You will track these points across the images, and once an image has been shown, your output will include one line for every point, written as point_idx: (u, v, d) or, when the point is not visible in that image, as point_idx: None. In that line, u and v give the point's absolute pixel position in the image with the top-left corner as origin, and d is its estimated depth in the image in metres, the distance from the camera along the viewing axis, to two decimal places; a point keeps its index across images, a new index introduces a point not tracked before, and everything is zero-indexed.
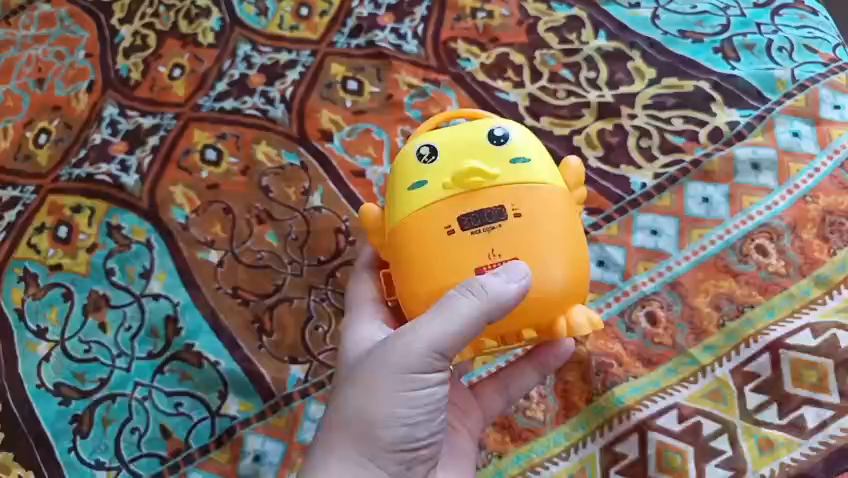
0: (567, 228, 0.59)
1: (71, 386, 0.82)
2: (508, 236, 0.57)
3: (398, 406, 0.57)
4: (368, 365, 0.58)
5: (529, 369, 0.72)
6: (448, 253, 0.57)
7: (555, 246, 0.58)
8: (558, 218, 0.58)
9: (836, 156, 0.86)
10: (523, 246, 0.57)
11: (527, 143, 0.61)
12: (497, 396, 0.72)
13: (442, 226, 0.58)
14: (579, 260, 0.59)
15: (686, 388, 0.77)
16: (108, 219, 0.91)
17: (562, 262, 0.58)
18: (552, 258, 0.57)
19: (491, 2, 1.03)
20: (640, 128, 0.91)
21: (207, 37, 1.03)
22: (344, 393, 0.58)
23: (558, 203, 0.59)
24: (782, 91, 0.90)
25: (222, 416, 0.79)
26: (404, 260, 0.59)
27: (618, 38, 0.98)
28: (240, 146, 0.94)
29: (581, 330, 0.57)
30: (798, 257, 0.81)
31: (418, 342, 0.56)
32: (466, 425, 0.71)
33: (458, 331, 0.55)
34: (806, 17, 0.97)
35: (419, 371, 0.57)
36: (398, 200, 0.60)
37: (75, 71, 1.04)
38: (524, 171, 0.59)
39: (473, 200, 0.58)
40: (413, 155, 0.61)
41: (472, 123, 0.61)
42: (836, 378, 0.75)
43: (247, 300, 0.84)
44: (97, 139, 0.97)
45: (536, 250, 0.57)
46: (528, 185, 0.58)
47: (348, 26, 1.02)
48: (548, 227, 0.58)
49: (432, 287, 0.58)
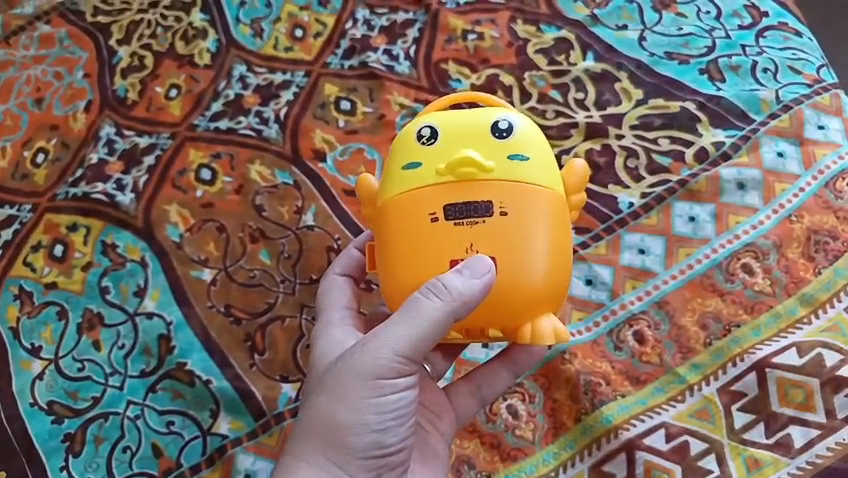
0: (553, 233, 0.59)
1: (64, 405, 0.82)
2: (490, 233, 0.58)
3: (366, 411, 0.57)
4: (335, 372, 0.58)
5: (504, 370, 0.72)
6: (429, 240, 0.58)
7: (536, 249, 0.58)
8: (544, 223, 0.59)
9: (819, 177, 0.88)
10: (503, 244, 0.58)
11: (533, 139, 0.60)
12: (470, 398, 0.73)
13: (426, 212, 0.59)
14: (557, 267, 0.59)
15: (673, 407, 0.79)
16: (103, 237, 0.91)
17: (541, 266, 0.58)
18: (531, 260, 0.58)
19: (481, 25, 1.04)
20: (628, 148, 0.92)
21: (203, 58, 1.04)
22: (311, 399, 0.59)
23: (546, 206, 0.59)
24: (766, 112, 0.93)
25: (213, 435, 0.79)
26: (387, 240, 0.60)
27: (605, 59, 0.99)
28: (234, 166, 0.94)
29: (544, 339, 0.58)
30: (784, 276, 0.84)
31: (385, 348, 0.56)
32: (439, 427, 0.70)
33: (424, 333, 0.56)
34: (790, 39, 0.99)
35: (386, 377, 0.57)
36: (391, 176, 0.61)
37: (73, 91, 1.03)
38: (519, 169, 0.59)
39: (462, 190, 0.58)
40: (415, 130, 0.61)
41: (484, 109, 0.61)
42: (821, 397, 0.77)
43: (239, 319, 0.85)
44: (94, 159, 0.96)
45: (514, 250, 0.58)
46: (519, 184, 0.59)
47: (341, 48, 1.03)
48: (532, 230, 0.58)
49: (407, 271, 0.59)
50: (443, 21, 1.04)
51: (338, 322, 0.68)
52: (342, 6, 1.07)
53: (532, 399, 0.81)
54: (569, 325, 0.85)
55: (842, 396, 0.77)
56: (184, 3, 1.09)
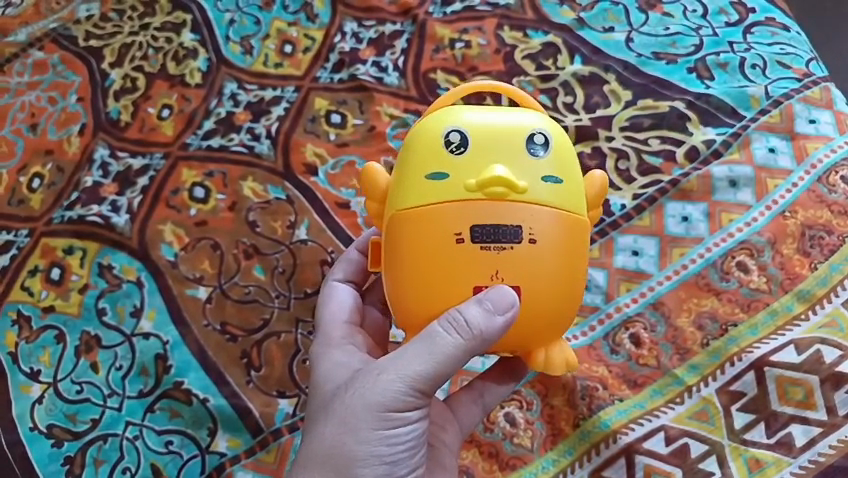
0: (574, 262, 0.59)
1: (63, 428, 0.82)
2: (518, 260, 0.56)
3: (378, 443, 0.58)
4: (346, 402, 0.58)
5: (506, 379, 0.73)
6: (453, 261, 0.57)
7: (559, 278, 0.58)
8: (568, 250, 0.58)
9: (812, 172, 0.88)
10: (529, 273, 0.57)
11: (564, 159, 0.59)
12: (473, 407, 0.72)
13: (453, 231, 0.57)
14: (572, 296, 0.59)
15: (672, 410, 0.78)
16: (99, 259, 0.91)
17: (559, 295, 0.58)
18: (552, 290, 0.58)
19: (468, 33, 1.04)
20: (618, 150, 0.92)
21: (194, 78, 1.05)
22: (320, 428, 0.59)
23: (570, 231, 0.58)
24: (756, 108, 0.93)
25: (212, 453, 0.80)
26: (405, 255, 0.58)
27: (593, 62, 0.99)
28: (227, 183, 0.95)
29: (555, 369, 0.60)
30: (779, 273, 0.83)
31: (399, 379, 0.56)
32: (444, 439, 0.69)
33: (440, 365, 0.56)
34: (778, 34, 0.99)
35: (399, 409, 0.57)
36: (411, 181, 0.59)
37: (67, 115, 1.04)
38: (550, 192, 0.58)
39: (492, 210, 0.56)
40: (443, 134, 0.59)
41: (515, 116, 0.59)
42: (821, 394, 0.76)
43: (234, 336, 0.85)
44: (89, 182, 0.97)
45: (538, 279, 0.57)
46: (549, 207, 0.57)
47: (330, 61, 1.04)
48: (557, 258, 0.57)
49: (422, 296, 0.58)
50: (430, 31, 1.05)
51: (339, 343, 0.67)
52: (330, 21, 1.08)
53: (529, 406, 0.80)
54: (564, 329, 0.84)
55: (842, 393, 0.76)
56: (174, 24, 1.10)
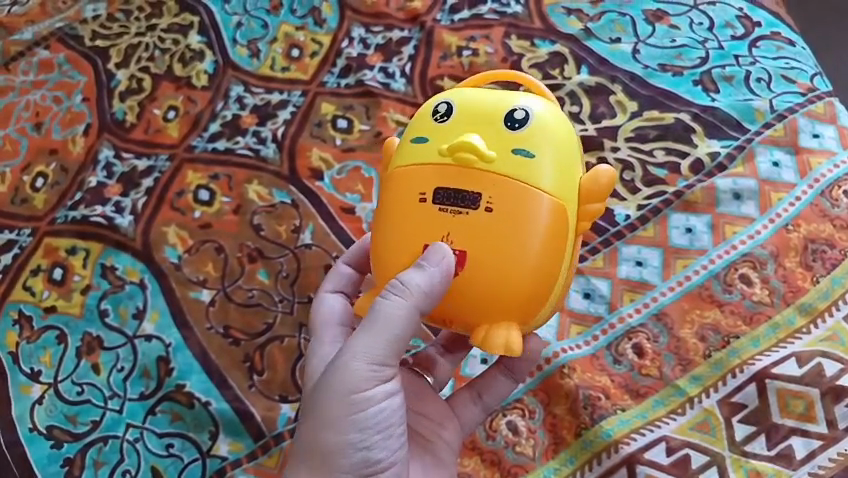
0: (540, 242, 0.55)
1: (63, 430, 0.82)
2: (473, 227, 0.55)
3: (349, 430, 0.56)
4: (312, 397, 0.57)
5: (502, 375, 0.73)
6: (413, 221, 0.56)
7: (514, 252, 0.54)
8: (529, 225, 0.55)
9: (815, 186, 0.88)
10: (481, 240, 0.55)
11: (547, 137, 0.56)
12: (473, 407, 0.72)
13: (417, 191, 0.56)
14: (535, 278, 0.55)
15: (674, 420, 0.78)
16: (102, 260, 0.91)
17: (513, 271, 0.55)
18: (503, 263, 0.55)
19: (475, 41, 1.04)
20: (623, 161, 0.93)
21: (201, 80, 1.04)
22: (296, 431, 0.57)
23: (538, 207, 0.55)
24: (761, 121, 0.93)
25: (213, 457, 0.79)
26: (381, 216, 0.58)
27: (599, 72, 1.00)
28: (232, 187, 0.95)
29: (492, 350, 0.55)
30: (782, 285, 0.83)
31: (354, 357, 0.55)
32: (442, 436, 0.69)
33: (390, 332, 0.55)
34: (783, 48, 1.00)
35: (363, 389, 0.56)
36: (401, 146, 0.59)
37: (72, 115, 1.03)
38: (519, 165, 0.55)
39: (455, 174, 0.55)
40: (436, 104, 0.59)
41: (509, 95, 0.58)
42: (822, 407, 0.77)
43: (237, 340, 0.85)
44: (93, 183, 0.97)
45: (489, 249, 0.55)
46: (516, 180, 0.55)
47: (338, 66, 1.04)
48: (514, 229, 0.55)
49: (385, 255, 0.58)
50: (437, 38, 1.05)
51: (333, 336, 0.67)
52: (338, 26, 1.08)
53: (532, 414, 0.80)
54: (567, 339, 0.84)
55: (843, 406, 0.77)
56: (182, 26, 1.10)
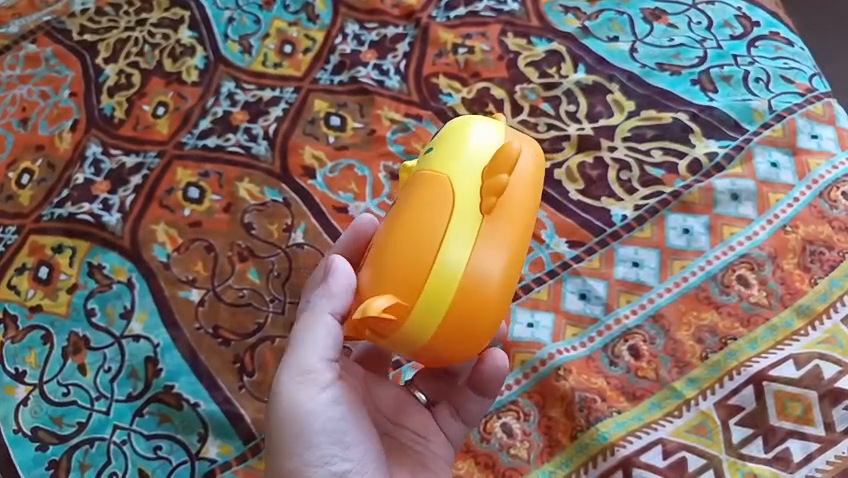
0: (423, 216, 0.55)
1: (48, 431, 0.80)
2: (385, 227, 0.58)
3: (301, 447, 0.58)
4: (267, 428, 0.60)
5: (475, 393, 0.68)
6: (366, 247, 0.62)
7: (400, 233, 0.56)
8: (417, 205, 0.56)
9: (813, 187, 0.87)
10: (385, 235, 0.57)
11: (451, 133, 0.59)
12: (455, 421, 0.70)
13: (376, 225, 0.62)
14: (413, 251, 0.55)
15: (670, 423, 0.77)
16: (90, 258, 0.89)
17: (396, 249, 0.55)
18: (391, 245, 0.56)
19: (471, 38, 1.03)
20: (619, 161, 0.92)
21: (191, 76, 1.03)
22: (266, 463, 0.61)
23: (429, 187, 0.57)
24: (759, 122, 0.92)
25: (201, 460, 0.78)
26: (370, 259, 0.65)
27: (597, 71, 0.99)
28: (222, 184, 0.94)
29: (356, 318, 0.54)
30: (780, 287, 0.83)
31: (284, 380, 0.58)
32: (431, 448, 0.68)
33: (311, 346, 0.58)
34: (782, 49, 0.99)
35: (300, 409, 0.58)
36: None
37: (59, 111, 1.02)
38: (423, 163, 0.59)
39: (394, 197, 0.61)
40: None
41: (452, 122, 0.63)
42: (820, 410, 0.76)
43: (227, 340, 0.83)
44: (80, 179, 0.95)
45: (386, 239, 0.57)
46: (418, 175, 0.58)
47: (331, 63, 1.03)
48: (405, 214, 0.57)
49: None
50: (432, 35, 1.04)
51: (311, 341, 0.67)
52: (331, 22, 1.07)
53: (526, 417, 0.79)
54: (563, 340, 0.83)
55: (841, 409, 0.76)
56: (172, 21, 1.09)
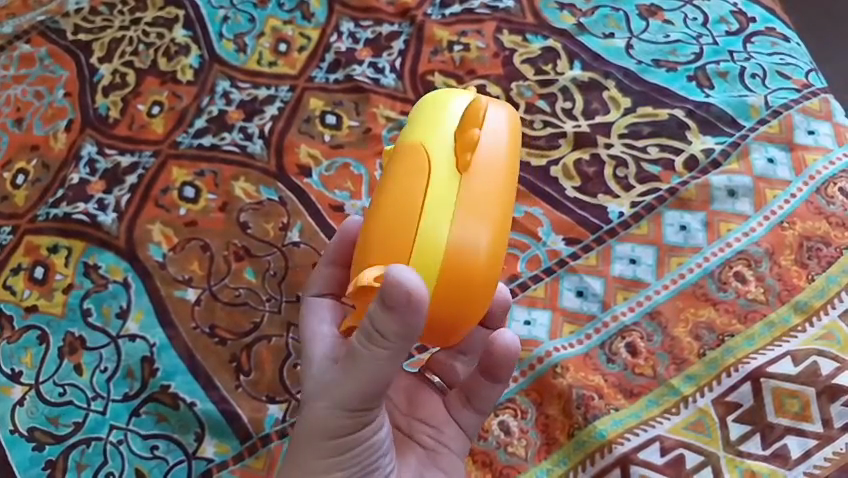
0: (405, 188, 0.52)
1: (45, 431, 0.80)
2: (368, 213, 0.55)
3: (333, 470, 0.56)
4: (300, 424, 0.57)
5: (484, 378, 0.67)
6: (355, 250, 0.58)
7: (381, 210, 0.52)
8: (397, 181, 0.53)
9: (810, 183, 0.87)
10: (368, 218, 0.54)
11: (418, 111, 0.57)
12: (469, 411, 0.69)
13: None
14: (400, 222, 0.51)
15: (668, 420, 0.77)
16: (85, 258, 0.89)
17: (379, 228, 0.52)
18: (373, 222, 0.52)
19: (466, 36, 1.03)
20: (616, 158, 0.92)
21: (186, 75, 1.03)
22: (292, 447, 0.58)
23: (406, 160, 0.53)
24: (756, 118, 0.92)
25: (198, 459, 0.77)
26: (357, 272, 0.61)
27: (592, 68, 0.99)
28: (218, 183, 0.93)
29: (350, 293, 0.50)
30: (777, 283, 0.82)
31: (332, 401, 0.54)
32: (443, 441, 0.67)
33: (367, 380, 0.52)
34: (778, 45, 0.99)
35: (343, 434, 0.55)
36: None
37: (54, 110, 1.01)
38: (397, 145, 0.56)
39: None
40: None
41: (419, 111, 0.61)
42: (818, 407, 0.76)
43: (224, 339, 0.83)
44: (76, 179, 0.95)
45: (369, 221, 0.53)
46: (394, 156, 0.55)
47: (326, 61, 1.03)
48: (387, 191, 0.53)
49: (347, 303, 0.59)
50: (428, 33, 1.04)
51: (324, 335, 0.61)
52: (326, 20, 1.07)
53: (524, 415, 0.79)
54: (560, 337, 0.82)
55: (839, 405, 0.75)
56: (166, 20, 1.08)
